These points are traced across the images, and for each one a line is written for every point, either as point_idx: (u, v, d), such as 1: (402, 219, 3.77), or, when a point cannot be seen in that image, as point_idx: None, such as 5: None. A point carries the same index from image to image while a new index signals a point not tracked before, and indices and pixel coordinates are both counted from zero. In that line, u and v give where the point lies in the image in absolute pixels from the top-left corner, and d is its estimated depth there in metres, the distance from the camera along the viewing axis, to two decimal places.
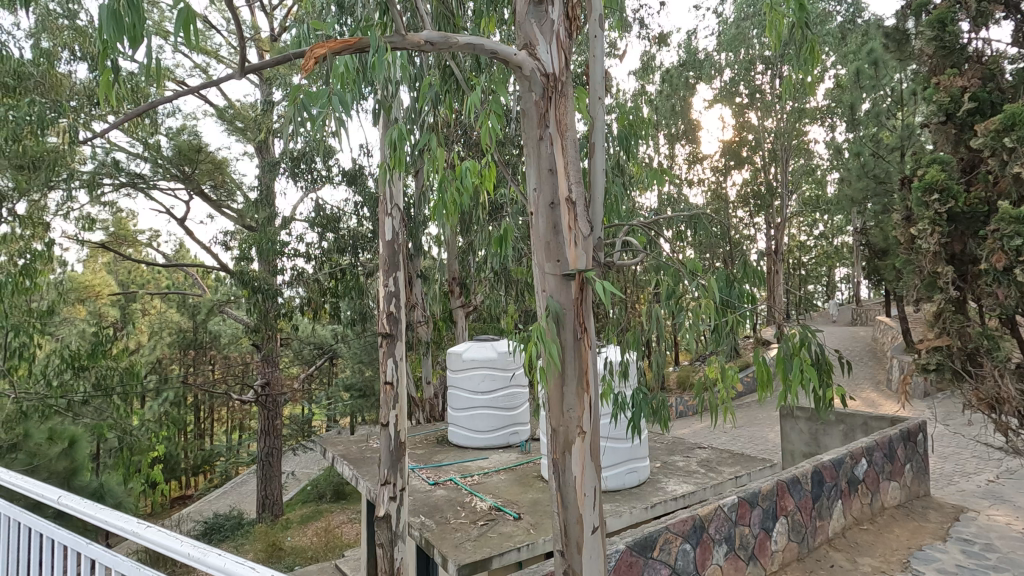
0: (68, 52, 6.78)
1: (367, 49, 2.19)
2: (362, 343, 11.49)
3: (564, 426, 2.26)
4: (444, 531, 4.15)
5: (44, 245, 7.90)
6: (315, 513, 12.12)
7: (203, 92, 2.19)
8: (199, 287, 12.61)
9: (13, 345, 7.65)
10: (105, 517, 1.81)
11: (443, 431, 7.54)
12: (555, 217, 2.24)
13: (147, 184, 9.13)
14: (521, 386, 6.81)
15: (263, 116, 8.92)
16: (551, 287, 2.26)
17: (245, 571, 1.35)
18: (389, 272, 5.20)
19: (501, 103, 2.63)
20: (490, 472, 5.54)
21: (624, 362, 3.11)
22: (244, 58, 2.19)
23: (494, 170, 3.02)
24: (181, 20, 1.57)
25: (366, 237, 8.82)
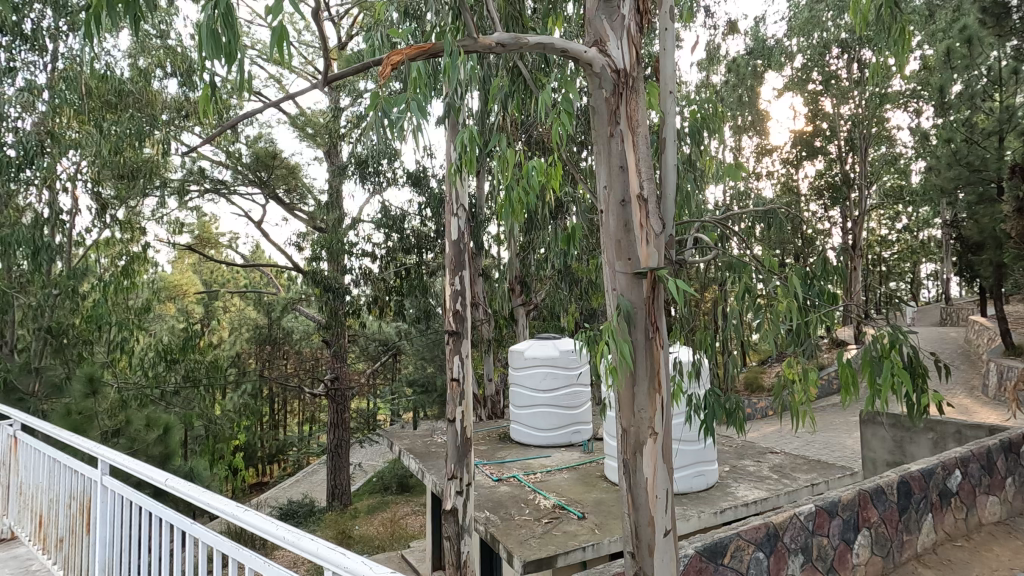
0: (161, 70, 7.27)
1: (440, 54, 2.21)
2: (426, 340, 11.77)
3: (634, 426, 2.23)
4: (509, 527, 4.19)
5: (140, 247, 8.60)
6: (381, 504, 12.54)
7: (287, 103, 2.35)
8: (273, 286, 13.31)
9: (116, 339, 8.41)
10: (206, 500, 1.93)
11: (505, 429, 7.59)
12: (625, 215, 2.22)
13: (229, 189, 9.75)
14: (583, 385, 6.76)
15: (332, 121, 9.30)
16: (621, 286, 2.23)
17: (335, 556, 1.39)
18: (455, 271, 5.28)
19: (571, 101, 2.61)
20: (553, 471, 5.53)
21: (695, 362, 3.01)
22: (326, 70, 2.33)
23: (561, 168, 3.00)
24: (276, 35, 1.70)
25: (429, 237, 9.03)
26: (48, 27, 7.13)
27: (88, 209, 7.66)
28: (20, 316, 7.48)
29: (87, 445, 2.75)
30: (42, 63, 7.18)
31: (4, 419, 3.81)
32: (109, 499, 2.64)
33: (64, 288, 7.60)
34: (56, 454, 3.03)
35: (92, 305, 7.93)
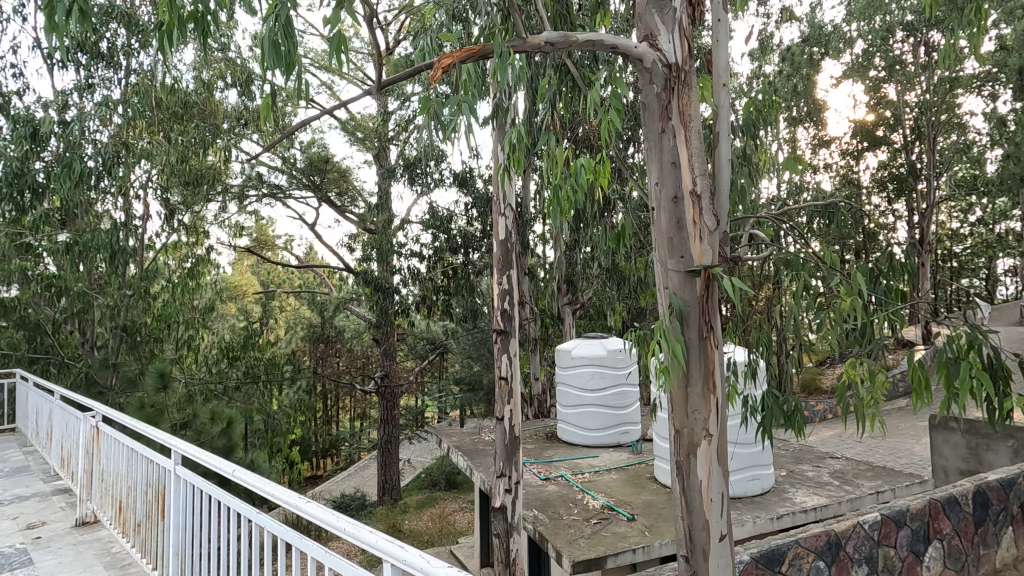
0: (222, 81, 7.62)
1: (489, 55, 2.23)
2: (473, 338, 11.89)
3: (688, 427, 2.18)
4: (558, 527, 4.18)
5: (204, 249, 9.07)
6: (430, 500, 12.76)
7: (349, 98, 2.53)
8: (326, 286, 13.77)
9: (183, 338, 8.92)
10: (271, 491, 2.01)
11: (552, 428, 7.57)
12: (678, 212, 2.18)
13: (284, 193, 10.15)
14: (631, 384, 6.68)
15: (381, 125, 9.53)
16: (674, 284, 2.19)
17: (395, 549, 1.42)
18: (503, 270, 5.32)
19: (620, 97, 2.58)
20: (601, 471, 5.48)
21: (751, 363, 2.92)
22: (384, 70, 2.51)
23: (610, 166, 2.96)
24: (335, 43, 1.96)
25: (475, 237, 9.12)
26: (122, 45, 7.64)
27: (159, 214, 8.16)
28: (100, 315, 8.17)
29: (161, 436, 2.91)
30: (117, 79, 7.69)
31: (87, 411, 4.11)
32: (181, 488, 2.80)
33: (138, 289, 8.13)
34: (133, 443, 3.24)
35: (162, 305, 8.42)
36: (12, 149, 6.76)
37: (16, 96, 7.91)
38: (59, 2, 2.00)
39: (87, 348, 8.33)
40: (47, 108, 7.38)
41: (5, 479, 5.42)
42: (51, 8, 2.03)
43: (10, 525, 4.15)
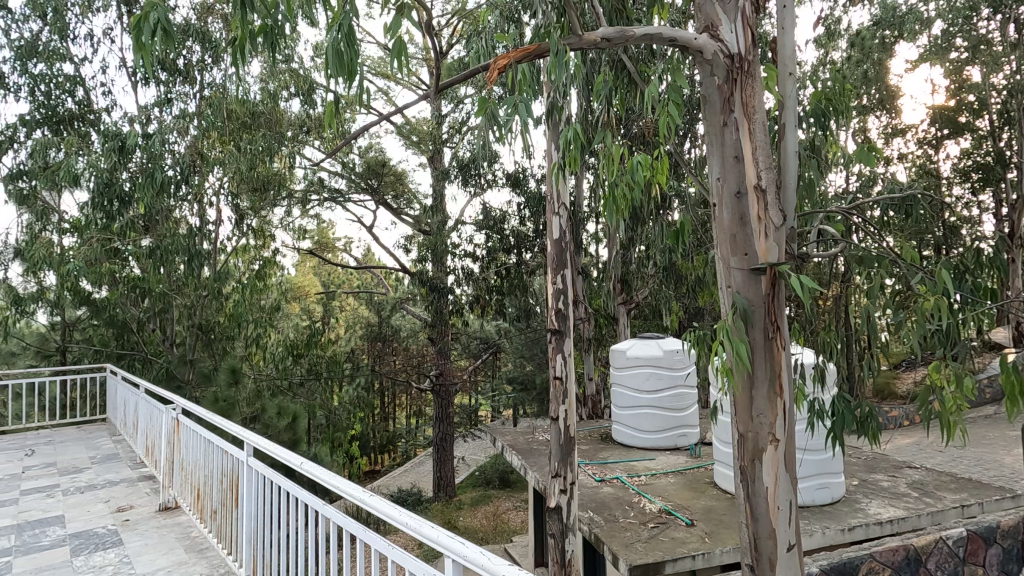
0: (287, 91, 7.97)
1: (545, 54, 2.23)
2: (525, 338, 11.91)
3: (753, 432, 2.10)
4: (613, 529, 4.12)
5: (271, 251, 9.39)
6: (484, 498, 12.90)
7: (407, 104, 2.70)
8: (383, 286, 14.15)
9: (252, 336, 9.40)
10: (336, 483, 2.08)
11: (607, 429, 7.48)
12: (742, 207, 2.10)
13: (344, 197, 10.51)
14: (687, 386, 6.54)
15: (435, 128, 9.69)
16: (737, 283, 2.12)
17: (456, 545, 1.44)
18: (557, 269, 5.28)
19: (680, 90, 2.52)
20: (658, 475, 5.36)
21: (820, 366, 2.78)
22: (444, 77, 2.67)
23: (668, 161, 2.89)
24: (396, 49, 2.09)
25: (528, 237, 9.14)
26: (196, 61, 8.14)
27: (230, 219, 8.64)
28: (179, 314, 8.75)
29: (234, 428, 3.08)
30: (192, 93, 8.20)
31: (168, 403, 4.40)
32: (252, 479, 2.95)
33: (211, 289, 8.64)
34: (209, 434, 3.44)
35: (233, 304, 8.91)
36: (102, 161, 7.34)
37: (105, 112, 8.59)
38: (146, 22, 2.16)
39: (167, 345, 8.93)
40: (132, 123, 7.97)
41: (97, 465, 5.90)
42: (139, 29, 2.20)
43: (103, 507, 4.51)
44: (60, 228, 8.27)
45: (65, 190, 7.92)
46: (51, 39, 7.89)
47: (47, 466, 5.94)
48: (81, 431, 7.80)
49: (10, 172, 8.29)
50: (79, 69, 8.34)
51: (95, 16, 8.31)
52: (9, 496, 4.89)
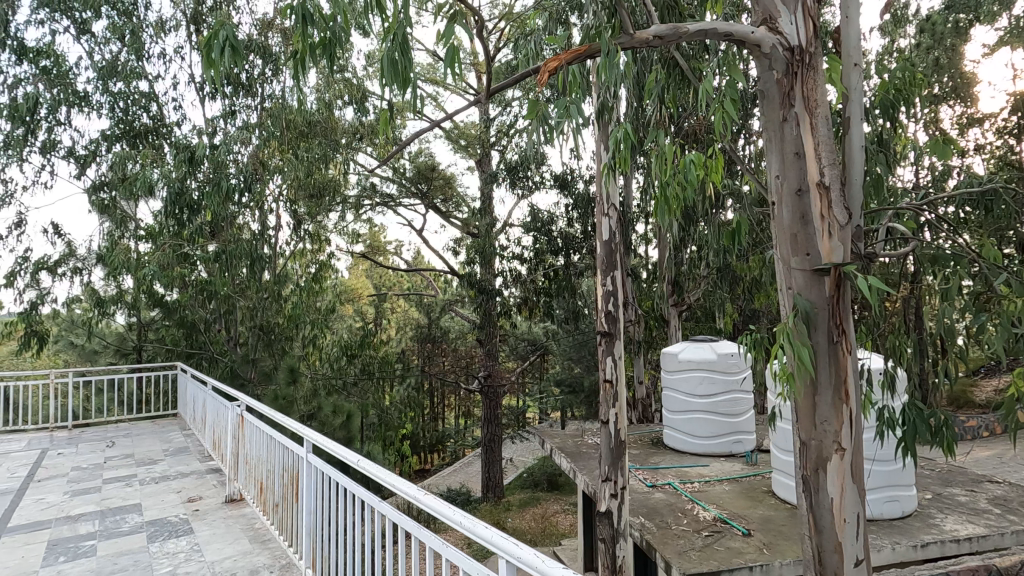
0: (342, 101, 8.25)
1: (596, 54, 2.21)
2: (573, 340, 11.82)
3: (816, 440, 2.01)
4: (666, 536, 4.03)
5: (326, 255, 9.68)
6: (532, 500, 12.89)
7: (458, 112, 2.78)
8: (433, 288, 14.40)
9: (309, 337, 9.77)
10: (391, 481, 2.12)
11: (659, 434, 7.32)
12: (803, 205, 2.02)
13: (395, 202, 10.77)
14: (744, 391, 6.30)
15: (483, 132, 9.79)
16: (798, 285, 2.04)
17: (510, 546, 1.44)
18: (607, 271, 5.22)
19: (737, 86, 2.44)
20: (712, 482, 5.21)
21: (889, 371, 2.63)
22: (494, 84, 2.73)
23: (722, 160, 2.81)
24: (451, 57, 2.17)
25: (576, 239, 9.01)
26: (258, 75, 8.54)
27: (288, 225, 9.01)
28: (242, 315, 9.21)
29: (294, 425, 3.20)
30: (254, 105, 8.63)
31: (234, 400, 4.62)
32: (310, 474, 3.06)
33: (272, 292, 9.04)
34: (271, 431, 3.59)
35: (291, 306, 9.28)
36: (174, 172, 7.84)
37: (176, 125, 9.16)
38: (215, 40, 2.30)
39: (231, 345, 9.40)
40: (200, 135, 8.47)
41: (170, 457, 6.28)
42: (209, 46, 2.33)
43: (175, 498, 4.79)
44: (136, 234, 8.85)
45: (141, 199, 8.49)
46: (129, 59, 8.49)
47: (126, 456, 6.36)
48: (155, 425, 8.31)
49: (93, 184, 8.95)
50: (154, 86, 8.92)
51: (167, 36, 8.86)
52: (93, 484, 5.27)
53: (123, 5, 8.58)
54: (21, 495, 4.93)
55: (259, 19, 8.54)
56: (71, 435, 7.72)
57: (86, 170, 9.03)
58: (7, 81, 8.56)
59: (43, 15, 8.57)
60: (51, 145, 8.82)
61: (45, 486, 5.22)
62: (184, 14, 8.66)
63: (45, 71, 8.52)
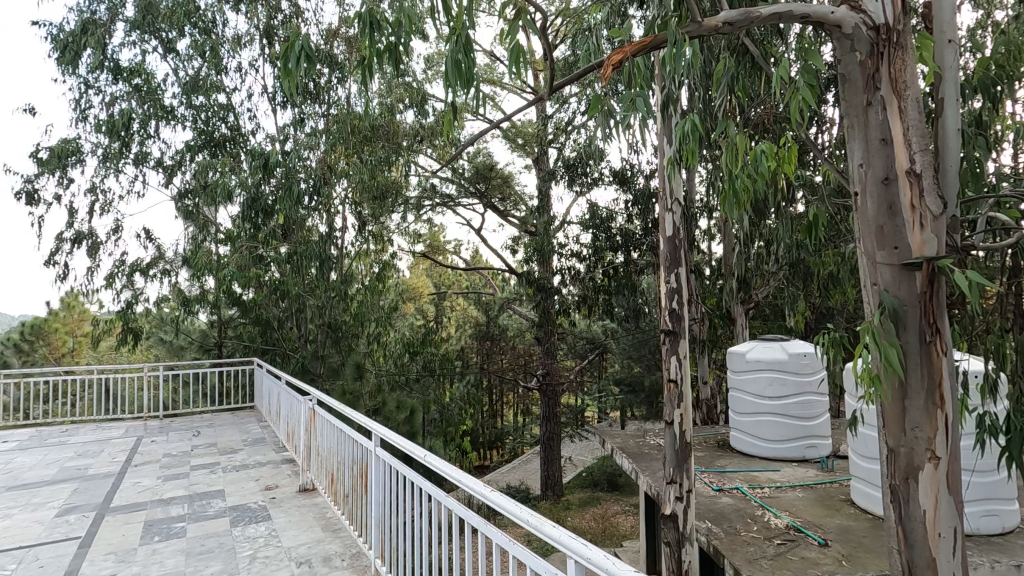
0: (402, 105, 8.46)
1: (662, 44, 2.15)
2: (634, 338, 11.58)
3: (906, 447, 1.87)
4: (734, 542, 3.88)
5: (388, 255, 9.92)
6: (592, 500, 12.77)
7: (522, 110, 2.81)
8: (491, 287, 14.53)
9: (373, 335, 10.10)
10: (456, 476, 2.14)
11: (725, 436, 7.06)
12: (890, 195, 1.88)
13: (454, 202, 10.93)
14: (820, 394, 5.95)
15: (541, 130, 9.75)
16: (885, 280, 1.90)
17: (579, 546, 1.42)
18: (671, 267, 5.07)
19: (814, 70, 2.30)
20: (784, 488, 4.96)
21: (990, 376, 2.40)
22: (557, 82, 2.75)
23: (795, 149, 2.66)
24: (514, 56, 2.22)
25: (635, 236, 8.77)
26: (325, 83, 8.88)
27: (354, 226, 9.31)
28: (312, 314, 9.64)
29: (362, 420, 3.30)
30: (321, 112, 8.99)
31: (305, 395, 4.84)
32: (378, 468, 3.15)
33: (339, 291, 9.40)
34: (341, 425, 3.72)
35: (356, 305, 9.62)
36: (250, 179, 8.42)
37: (251, 134, 9.71)
38: (292, 50, 2.45)
39: (302, 341, 9.87)
40: (273, 142, 8.95)
41: (248, 447, 6.66)
42: (286, 57, 2.49)
43: (253, 486, 5.07)
44: (217, 238, 9.44)
45: (221, 205, 9.05)
46: (209, 73, 9.08)
47: (210, 445, 6.83)
48: (235, 417, 8.85)
49: (180, 191, 9.63)
50: (231, 98, 9.49)
51: (243, 50, 9.41)
52: (181, 470, 5.67)
53: (203, 23, 9.17)
54: (121, 478, 5.38)
55: (326, 30, 8.92)
56: (162, 424, 8.36)
57: (173, 178, 9.73)
58: (105, 99, 9.36)
59: (134, 36, 9.30)
60: (143, 157, 9.58)
61: (141, 470, 5.68)
62: (258, 28, 9.15)
63: (137, 89, 9.25)
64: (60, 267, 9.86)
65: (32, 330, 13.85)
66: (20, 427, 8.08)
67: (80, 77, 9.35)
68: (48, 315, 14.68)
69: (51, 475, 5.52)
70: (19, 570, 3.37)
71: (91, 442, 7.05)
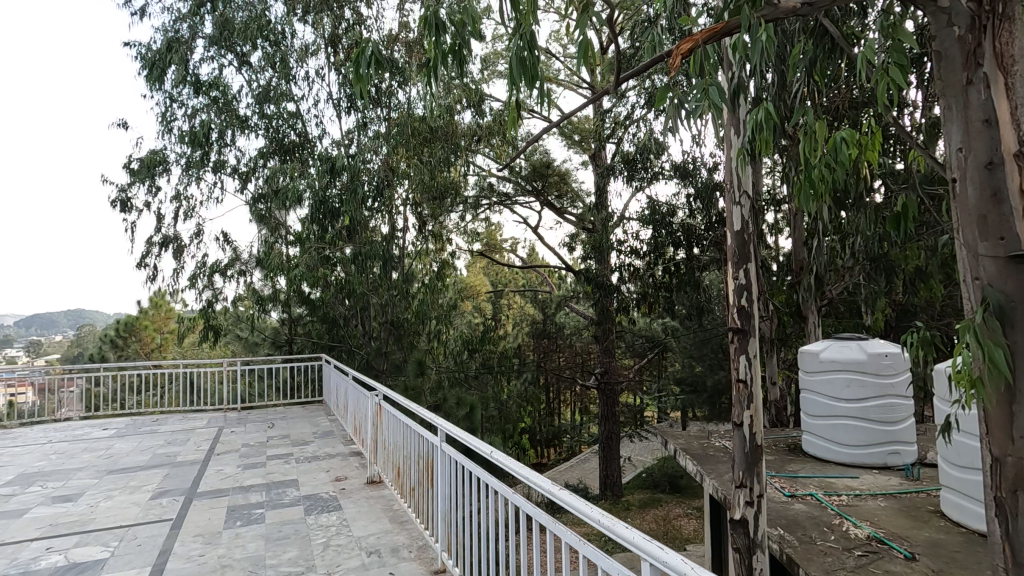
0: (461, 105, 8.58)
1: (735, 28, 2.10)
2: (696, 337, 11.26)
3: (1014, 456, 1.71)
4: (810, 552, 3.69)
5: (447, 254, 10.11)
6: (653, 501, 12.53)
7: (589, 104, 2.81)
8: (548, 284, 14.49)
9: (434, 332, 10.34)
10: (524, 473, 2.12)
11: (796, 439, 6.74)
12: (995, 181, 1.72)
13: (511, 200, 10.99)
14: (903, 397, 5.54)
15: (598, 125, 9.61)
16: (988, 275, 1.74)
17: (654, 549, 1.37)
18: (739, 263, 4.85)
19: (905, 49, 2.14)
20: (865, 496, 4.67)
21: None
22: (622, 76, 2.72)
23: (880, 135, 2.51)
24: (583, 51, 2.26)
25: (698, 230, 8.49)
26: (386, 88, 9.13)
27: (414, 226, 9.55)
28: (375, 312, 9.95)
29: (427, 415, 3.36)
30: (383, 115, 9.24)
31: (373, 389, 5.01)
32: (444, 462, 3.21)
33: (400, 290, 9.66)
34: (407, 420, 3.83)
35: (417, 303, 9.87)
36: (318, 182, 8.77)
37: (317, 140, 10.13)
38: (363, 56, 2.56)
39: (365, 339, 10.23)
40: (338, 147, 9.31)
41: (318, 439, 6.98)
42: (358, 63, 2.61)
43: (324, 476, 5.30)
44: (288, 240, 9.90)
45: (291, 208, 9.50)
46: (278, 82, 9.54)
47: (283, 437, 7.18)
48: (305, 410, 9.30)
49: (253, 196, 10.19)
50: (299, 107, 9.95)
51: (310, 59, 9.83)
52: (258, 460, 6.01)
53: (274, 36, 9.63)
54: (205, 466, 5.76)
55: (387, 36, 9.20)
56: (239, 416, 8.88)
57: (247, 184, 10.31)
58: (187, 111, 10.03)
59: (212, 52, 9.91)
60: (221, 165, 10.21)
61: (223, 459, 6.05)
62: (324, 38, 9.54)
63: (215, 101, 9.86)
64: (149, 269, 10.67)
65: (126, 328, 15.09)
66: (117, 416, 8.81)
67: (165, 92, 10.06)
68: (138, 313, 15.94)
69: (145, 461, 5.98)
70: (120, 547, 3.66)
71: (178, 431, 7.59)
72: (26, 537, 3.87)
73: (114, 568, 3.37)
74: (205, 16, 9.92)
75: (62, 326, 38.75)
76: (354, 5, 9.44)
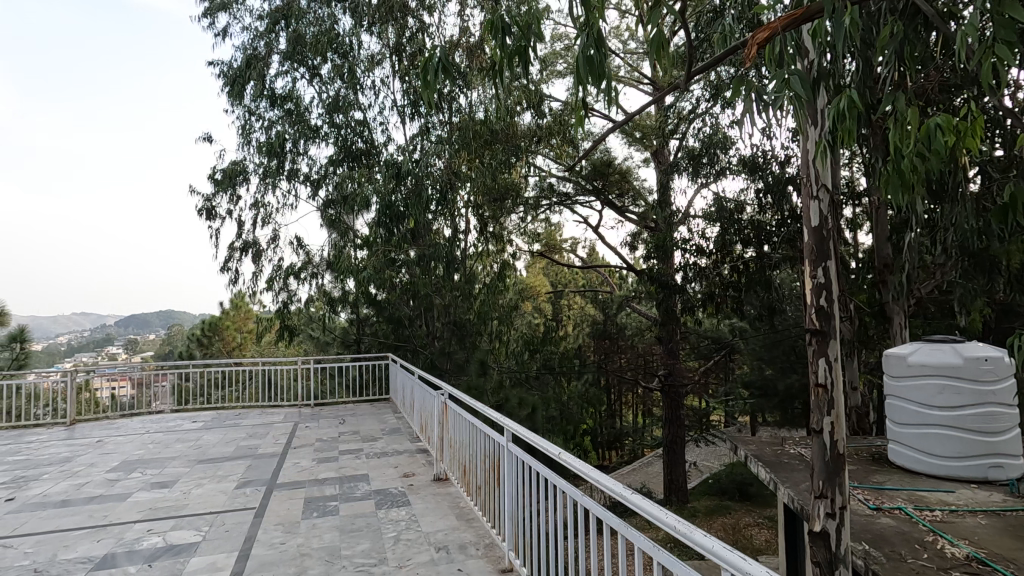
0: (521, 106, 8.63)
1: (816, 14, 2.07)
2: (766, 339, 10.76)
3: None
4: (901, 570, 3.44)
5: (507, 254, 10.17)
6: (720, 509, 12.08)
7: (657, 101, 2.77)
8: (609, 284, 14.29)
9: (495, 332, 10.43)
10: (594, 475, 2.08)
11: (880, 448, 6.30)
12: None
13: (571, 200, 10.92)
14: (1007, 405, 5.05)
15: (661, 121, 9.38)
16: None
17: (736, 559, 1.31)
18: (817, 262, 4.53)
19: (1014, 22, 1.95)
20: (963, 512, 4.30)
21: None
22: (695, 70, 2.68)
23: (981, 119, 2.30)
24: (656, 47, 2.25)
25: (769, 227, 8.11)
26: (447, 93, 9.31)
27: (476, 228, 9.69)
28: (438, 313, 10.16)
29: (492, 416, 3.39)
30: (445, 120, 9.44)
31: (438, 389, 5.11)
32: (510, 464, 3.21)
33: (462, 290, 9.83)
34: (472, 419, 3.87)
35: (479, 304, 9.99)
36: (385, 186, 9.08)
37: (383, 146, 10.48)
38: (431, 64, 2.63)
39: (429, 339, 10.47)
40: (402, 152, 9.59)
41: (386, 436, 7.21)
42: (426, 70, 2.68)
43: (393, 472, 5.48)
44: (355, 243, 10.13)
45: (358, 213, 9.89)
46: (346, 92, 9.94)
47: (354, 432, 7.49)
48: (372, 406, 9.65)
49: (324, 202, 10.68)
50: (366, 115, 10.33)
51: (376, 69, 10.20)
52: (331, 454, 6.29)
53: (343, 48, 10.04)
54: (284, 458, 6.09)
55: (448, 41, 9.39)
56: (313, 412, 9.33)
57: (318, 190, 10.83)
58: (264, 123, 10.65)
59: (286, 66, 10.48)
60: (295, 173, 10.77)
61: (299, 452, 6.38)
62: (389, 48, 9.86)
63: (288, 113, 10.41)
64: (232, 273, 11.41)
65: (211, 327, 16.19)
66: (205, 410, 9.48)
67: (245, 106, 10.73)
68: (222, 314, 17.05)
69: (230, 452, 6.41)
70: (211, 532, 3.94)
71: (259, 425, 8.07)
72: (130, 519, 4.23)
73: (206, 551, 3.63)
74: (279, 33, 10.51)
75: (155, 326, 42.16)
76: (417, 13, 9.68)
